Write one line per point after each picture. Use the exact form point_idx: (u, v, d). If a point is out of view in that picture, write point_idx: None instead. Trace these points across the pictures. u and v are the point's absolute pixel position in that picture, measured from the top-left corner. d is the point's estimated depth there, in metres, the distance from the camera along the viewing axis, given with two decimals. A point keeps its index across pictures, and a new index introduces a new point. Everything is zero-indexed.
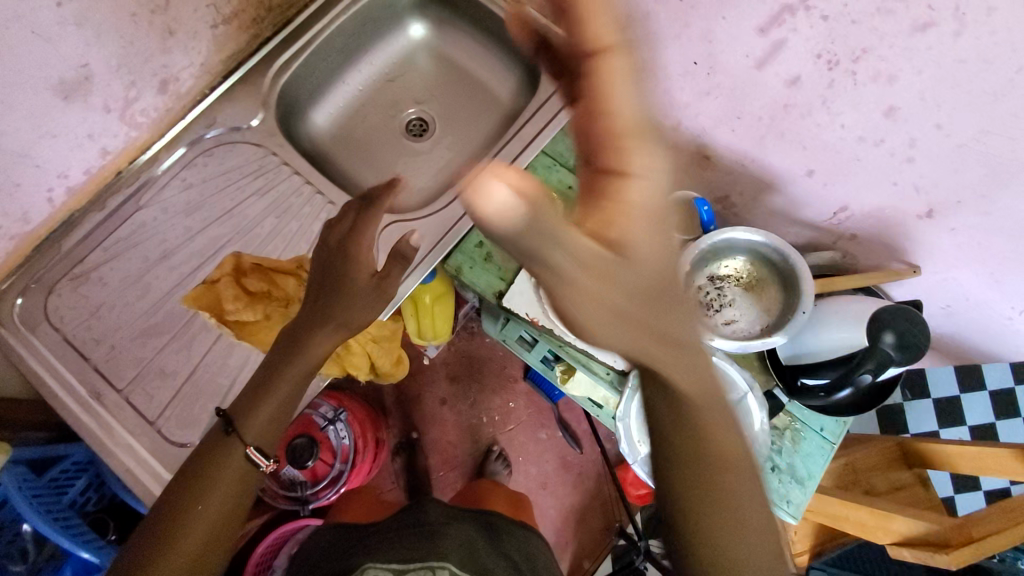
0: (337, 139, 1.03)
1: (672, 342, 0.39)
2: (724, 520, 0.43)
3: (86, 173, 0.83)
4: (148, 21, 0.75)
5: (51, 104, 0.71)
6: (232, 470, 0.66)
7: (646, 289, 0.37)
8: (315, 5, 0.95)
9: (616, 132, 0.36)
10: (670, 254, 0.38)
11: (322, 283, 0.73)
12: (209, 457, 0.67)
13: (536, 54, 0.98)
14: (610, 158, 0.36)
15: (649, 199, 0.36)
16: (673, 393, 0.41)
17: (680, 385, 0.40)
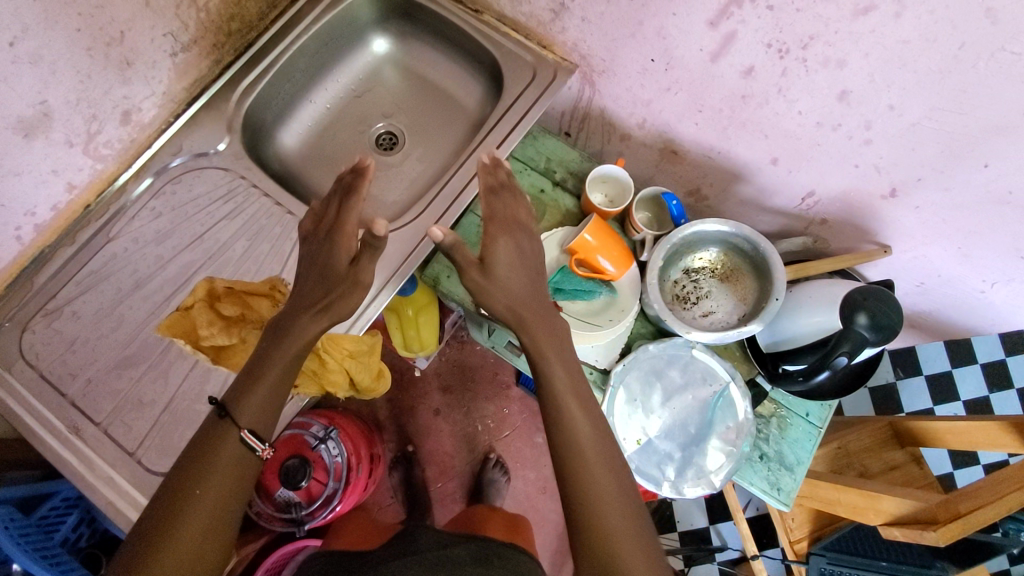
0: (308, 158, 1.04)
1: (540, 312, 0.79)
2: (603, 515, 0.65)
3: (54, 209, 0.83)
4: (104, 54, 0.75)
5: (11, 142, 0.72)
6: (228, 465, 0.64)
7: (524, 282, 0.81)
8: (275, 27, 0.95)
9: (516, 215, 0.85)
10: (524, 269, 0.82)
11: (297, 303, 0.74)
12: (201, 455, 0.65)
13: (498, 60, 0.99)
14: (513, 224, 0.84)
15: (524, 247, 0.84)
16: (537, 336, 0.78)
17: (540, 331, 0.78)
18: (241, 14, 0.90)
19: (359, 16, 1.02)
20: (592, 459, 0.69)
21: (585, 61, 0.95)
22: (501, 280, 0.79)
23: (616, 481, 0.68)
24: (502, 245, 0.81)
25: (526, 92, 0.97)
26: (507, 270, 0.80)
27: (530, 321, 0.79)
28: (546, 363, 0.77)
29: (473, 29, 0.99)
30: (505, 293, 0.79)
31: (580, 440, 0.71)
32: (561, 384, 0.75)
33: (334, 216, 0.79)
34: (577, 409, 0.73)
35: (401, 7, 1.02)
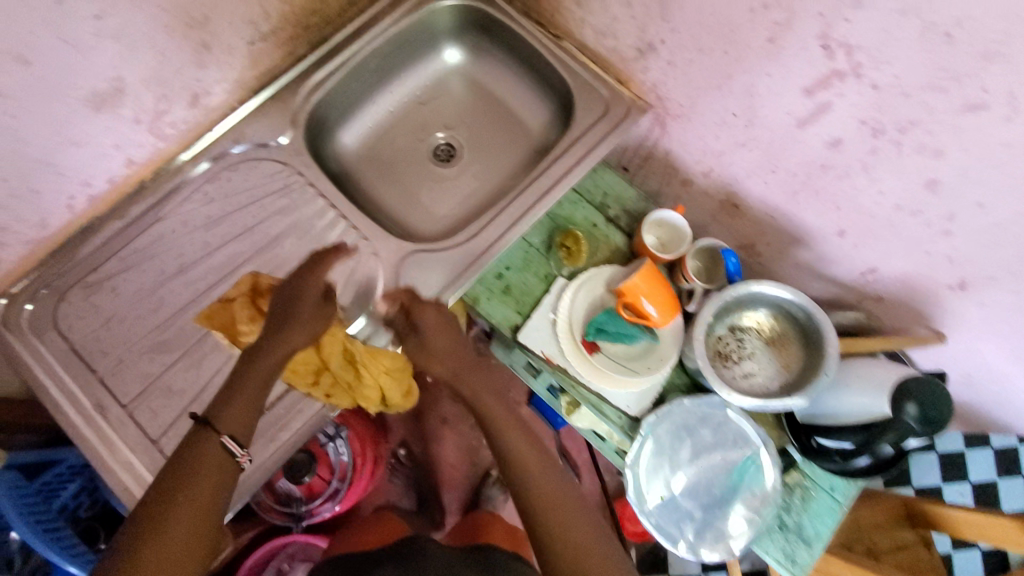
0: (365, 160, 1.02)
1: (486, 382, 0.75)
2: None
3: (109, 181, 0.81)
4: (186, 36, 0.73)
5: (79, 113, 0.70)
6: (214, 465, 0.62)
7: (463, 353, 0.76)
8: (353, 25, 0.94)
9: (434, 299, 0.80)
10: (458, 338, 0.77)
11: None
12: (192, 454, 0.62)
13: (572, 90, 0.97)
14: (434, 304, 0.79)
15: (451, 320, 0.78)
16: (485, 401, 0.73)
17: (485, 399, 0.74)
18: (323, 10, 0.89)
19: (437, 25, 1.00)
20: (570, 513, 0.67)
21: (661, 103, 0.93)
22: (437, 355, 0.74)
23: (592, 540, 0.66)
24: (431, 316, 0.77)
25: (595, 127, 0.95)
26: (445, 346, 0.75)
27: (479, 389, 0.74)
28: (504, 431, 0.72)
29: (551, 54, 0.97)
30: (441, 367, 0.74)
31: (544, 492, 0.68)
32: (495, 419, 0.73)
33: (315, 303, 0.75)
34: (524, 444, 0.71)
35: (481, 21, 1.01)
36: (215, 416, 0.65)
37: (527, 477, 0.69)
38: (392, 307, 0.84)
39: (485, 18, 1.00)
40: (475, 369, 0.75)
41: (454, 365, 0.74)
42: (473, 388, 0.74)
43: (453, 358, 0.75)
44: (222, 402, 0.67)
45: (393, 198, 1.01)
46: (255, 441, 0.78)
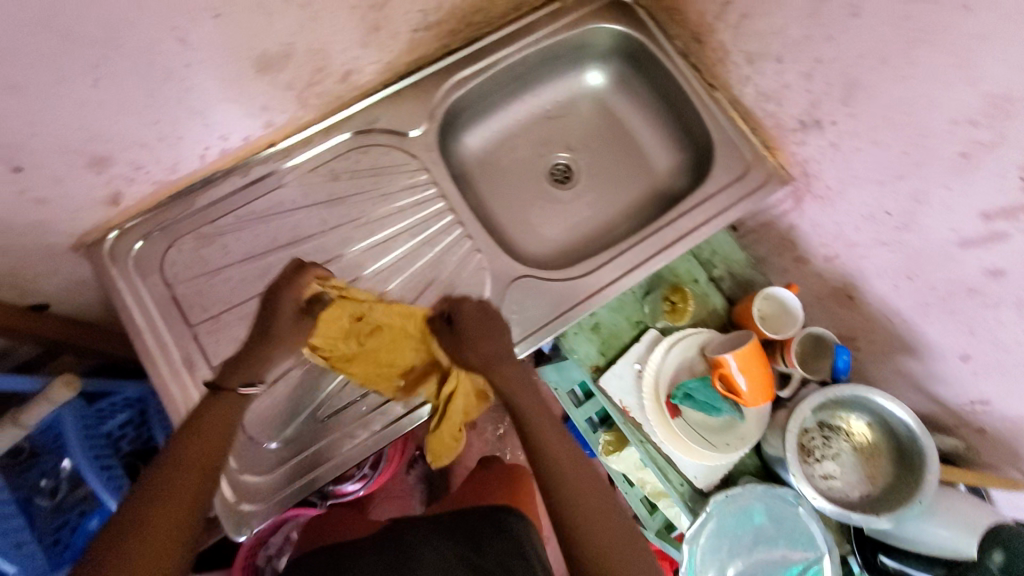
0: (483, 164, 0.99)
1: (518, 367, 0.76)
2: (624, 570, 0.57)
3: (244, 139, 0.79)
4: (363, 15, 0.71)
5: (245, 72, 0.68)
6: (220, 424, 0.64)
7: (499, 340, 0.76)
8: (508, 29, 0.92)
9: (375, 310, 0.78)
10: (488, 338, 0.76)
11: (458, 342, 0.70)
12: (205, 416, 0.64)
13: (713, 143, 0.93)
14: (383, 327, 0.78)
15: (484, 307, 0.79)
16: (507, 385, 0.74)
17: (504, 381, 0.74)
18: (487, 10, 0.86)
19: (589, 45, 0.98)
20: (593, 507, 0.62)
21: (805, 178, 0.90)
22: (478, 340, 0.76)
23: (620, 527, 0.61)
24: (464, 311, 0.78)
25: (731, 187, 0.91)
26: (478, 334, 0.76)
27: (506, 373, 0.74)
28: (535, 429, 0.70)
29: (700, 102, 0.93)
30: (469, 353, 0.76)
31: (568, 479, 0.65)
32: (530, 416, 0.72)
33: (292, 318, 0.72)
34: (552, 439, 0.69)
35: (633, 52, 0.97)
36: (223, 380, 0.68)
37: (550, 458, 0.67)
38: None
39: (639, 50, 0.96)
40: (505, 363, 0.75)
41: (488, 349, 0.75)
42: (506, 369, 0.74)
43: (485, 344, 0.76)
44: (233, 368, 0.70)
45: (503, 209, 0.98)
46: (332, 433, 0.76)
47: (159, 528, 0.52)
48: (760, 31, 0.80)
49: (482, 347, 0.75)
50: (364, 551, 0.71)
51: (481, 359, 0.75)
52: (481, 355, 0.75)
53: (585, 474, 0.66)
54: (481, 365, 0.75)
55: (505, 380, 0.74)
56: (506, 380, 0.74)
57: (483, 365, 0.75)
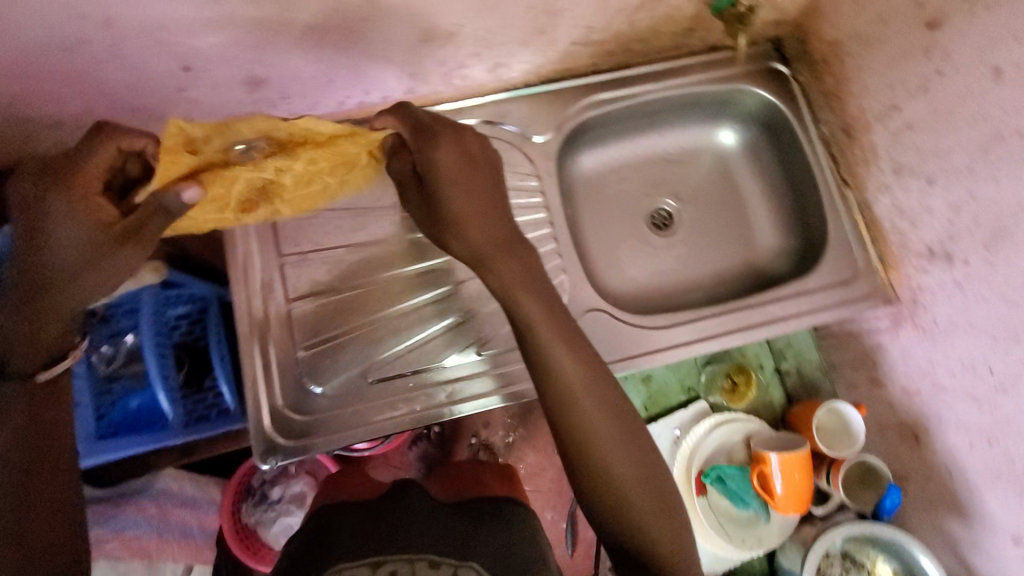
0: (589, 186, 0.99)
1: (518, 253, 0.64)
2: (637, 514, 0.59)
3: (382, 98, 0.81)
4: (535, 17, 0.72)
5: (411, 39, 0.70)
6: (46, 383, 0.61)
7: (494, 207, 0.64)
8: (660, 65, 0.91)
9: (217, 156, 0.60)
10: (484, 206, 0.64)
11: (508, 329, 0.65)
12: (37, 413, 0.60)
13: (827, 239, 0.90)
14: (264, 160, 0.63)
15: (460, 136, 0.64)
16: (501, 275, 0.63)
17: (506, 270, 0.63)
18: (648, 43, 0.86)
19: (733, 103, 0.95)
20: (612, 447, 0.60)
21: (913, 305, 0.85)
22: (465, 203, 0.63)
23: (640, 469, 0.60)
24: (443, 154, 0.62)
25: (830, 287, 0.88)
26: (467, 195, 0.63)
27: (499, 258, 0.63)
28: (540, 344, 0.62)
29: (828, 194, 0.90)
30: (465, 230, 0.63)
31: (583, 413, 0.60)
32: (538, 323, 0.62)
33: (94, 238, 0.58)
34: (565, 355, 0.62)
35: (776, 125, 0.95)
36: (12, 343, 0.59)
37: (556, 375, 0.61)
38: None
39: (782, 124, 0.94)
40: (507, 258, 0.63)
41: (483, 217, 0.63)
42: (496, 252, 0.63)
43: (473, 208, 0.63)
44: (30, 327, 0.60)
45: (593, 235, 0.97)
46: (374, 400, 0.78)
47: (37, 527, 0.56)
48: (920, 145, 0.77)
49: (473, 227, 0.63)
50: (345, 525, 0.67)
51: (477, 241, 0.63)
52: (472, 238, 0.63)
53: (610, 425, 0.61)
54: (484, 249, 0.63)
55: (504, 273, 0.63)
56: (508, 257, 0.64)
57: (488, 257, 0.63)
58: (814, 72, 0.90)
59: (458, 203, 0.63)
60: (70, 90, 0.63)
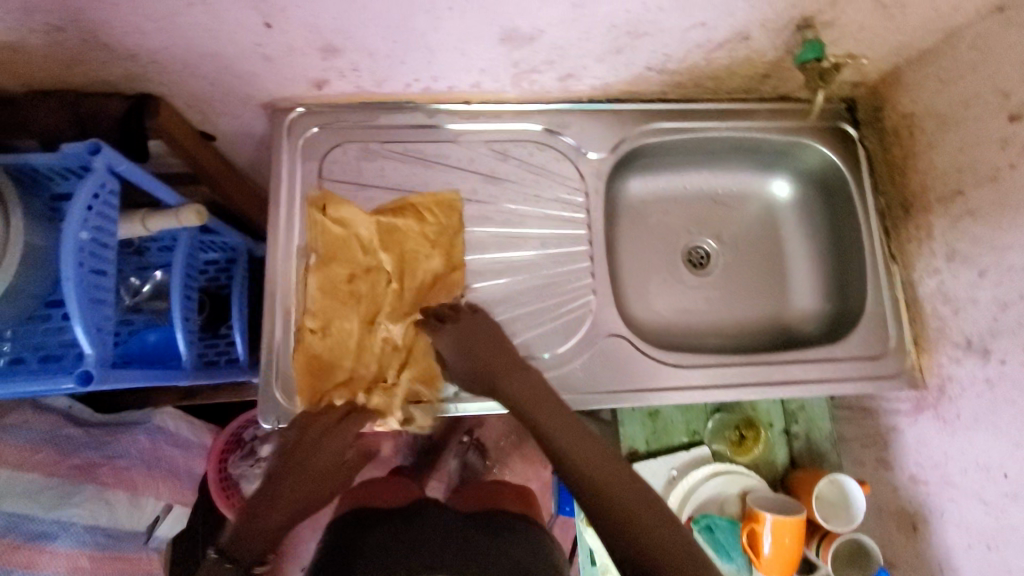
0: (632, 212, 0.98)
1: (515, 374, 0.75)
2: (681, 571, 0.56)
3: (448, 88, 0.81)
4: (616, 35, 0.71)
5: (490, 36, 0.70)
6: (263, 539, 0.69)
7: (487, 337, 0.77)
8: (728, 106, 0.90)
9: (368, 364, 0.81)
10: (489, 337, 0.77)
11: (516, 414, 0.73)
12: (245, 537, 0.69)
13: (864, 311, 0.88)
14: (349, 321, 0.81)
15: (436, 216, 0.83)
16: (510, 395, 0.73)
17: (509, 395, 0.73)
18: (721, 81, 0.84)
19: (793, 157, 0.94)
20: (632, 504, 0.62)
21: (939, 394, 0.83)
22: (481, 359, 0.76)
23: (671, 526, 0.61)
24: (449, 329, 0.78)
25: (858, 361, 0.85)
26: (479, 347, 0.76)
27: (506, 390, 0.74)
28: (547, 433, 0.69)
29: (873, 267, 0.88)
30: (487, 382, 0.75)
31: (595, 475, 0.65)
32: (540, 422, 0.70)
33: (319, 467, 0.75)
34: (571, 442, 0.68)
35: (833, 186, 0.92)
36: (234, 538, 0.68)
37: (563, 450, 0.67)
38: (565, 368, 0.80)
39: (839, 187, 0.92)
40: (509, 381, 0.74)
41: (488, 360, 0.76)
42: (508, 389, 0.74)
43: (483, 352, 0.76)
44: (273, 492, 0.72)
45: (626, 261, 0.96)
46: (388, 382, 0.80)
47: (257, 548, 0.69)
48: (979, 236, 0.75)
49: (488, 374, 0.75)
50: (371, 527, 0.69)
51: (498, 393, 0.74)
52: (495, 389, 0.75)
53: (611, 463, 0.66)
54: (493, 382, 0.75)
55: (510, 389, 0.74)
56: (513, 391, 0.73)
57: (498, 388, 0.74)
58: (883, 140, 0.88)
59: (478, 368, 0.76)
60: (154, 27, 0.64)
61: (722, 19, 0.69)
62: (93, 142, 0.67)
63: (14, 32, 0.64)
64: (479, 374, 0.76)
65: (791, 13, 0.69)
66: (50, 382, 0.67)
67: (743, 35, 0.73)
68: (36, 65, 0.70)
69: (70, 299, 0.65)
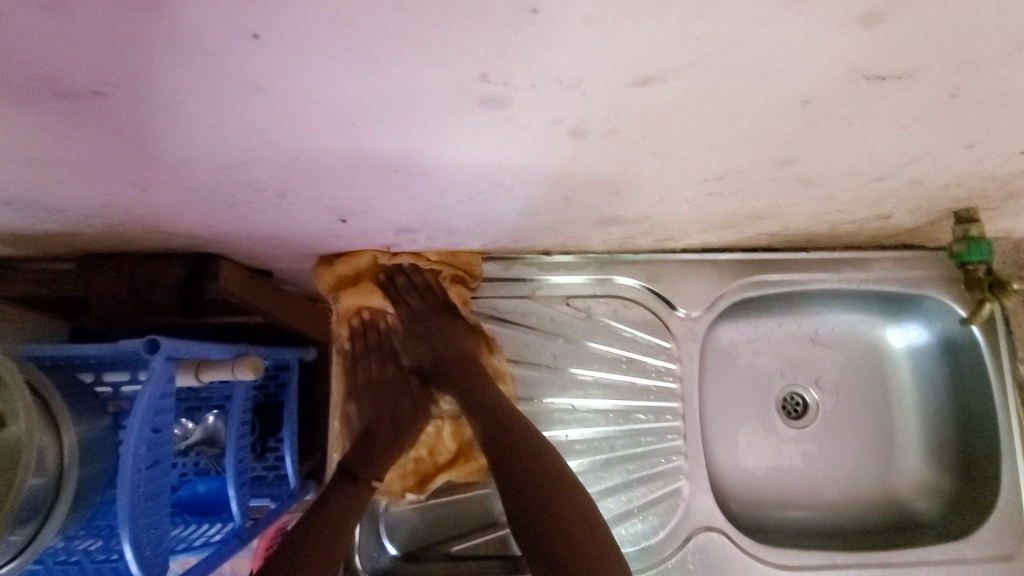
0: (721, 353, 0.88)
1: (463, 346, 0.75)
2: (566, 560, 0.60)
3: (528, 246, 0.73)
4: (734, 217, 0.61)
5: (588, 221, 0.61)
6: (347, 501, 0.68)
7: (454, 319, 0.76)
8: (842, 256, 0.79)
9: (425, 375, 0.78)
10: (460, 326, 0.76)
11: (499, 415, 0.69)
12: (337, 499, 0.68)
13: (994, 501, 0.77)
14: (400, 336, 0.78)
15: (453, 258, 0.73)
16: (464, 373, 0.73)
17: (462, 371, 0.73)
18: (841, 238, 0.73)
19: (913, 309, 0.83)
20: (545, 488, 0.64)
21: None
22: (439, 339, 0.75)
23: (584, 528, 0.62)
24: (445, 325, 0.75)
25: (984, 564, 0.75)
26: (440, 329, 0.75)
27: (455, 361, 0.74)
28: (482, 392, 0.71)
29: (1008, 451, 0.76)
30: (448, 359, 0.74)
31: (518, 443, 0.67)
32: (475, 386, 0.71)
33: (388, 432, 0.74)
34: (499, 401, 0.70)
35: (959, 346, 0.81)
36: (353, 469, 0.70)
37: (490, 410, 0.69)
38: (656, 569, 0.72)
39: (967, 354, 0.80)
40: (459, 350, 0.74)
41: (444, 338, 0.75)
42: (459, 362, 0.74)
43: (440, 329, 0.75)
44: (364, 454, 0.72)
45: (713, 412, 0.87)
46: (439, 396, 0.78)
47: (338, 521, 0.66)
48: None
49: (447, 353, 0.75)
50: None
51: (453, 370, 0.74)
52: (449, 364, 0.74)
53: (553, 469, 0.65)
54: (455, 364, 0.74)
55: (457, 364, 0.74)
56: (461, 365, 0.74)
57: (456, 368, 0.73)
58: None
59: (436, 348, 0.75)
60: (214, 222, 0.57)
61: (864, 207, 0.59)
62: (149, 338, 0.62)
63: (64, 227, 0.57)
64: (443, 356, 0.75)
65: (952, 206, 0.58)
66: None
67: (885, 216, 0.62)
68: (89, 241, 0.64)
69: (121, 516, 0.58)
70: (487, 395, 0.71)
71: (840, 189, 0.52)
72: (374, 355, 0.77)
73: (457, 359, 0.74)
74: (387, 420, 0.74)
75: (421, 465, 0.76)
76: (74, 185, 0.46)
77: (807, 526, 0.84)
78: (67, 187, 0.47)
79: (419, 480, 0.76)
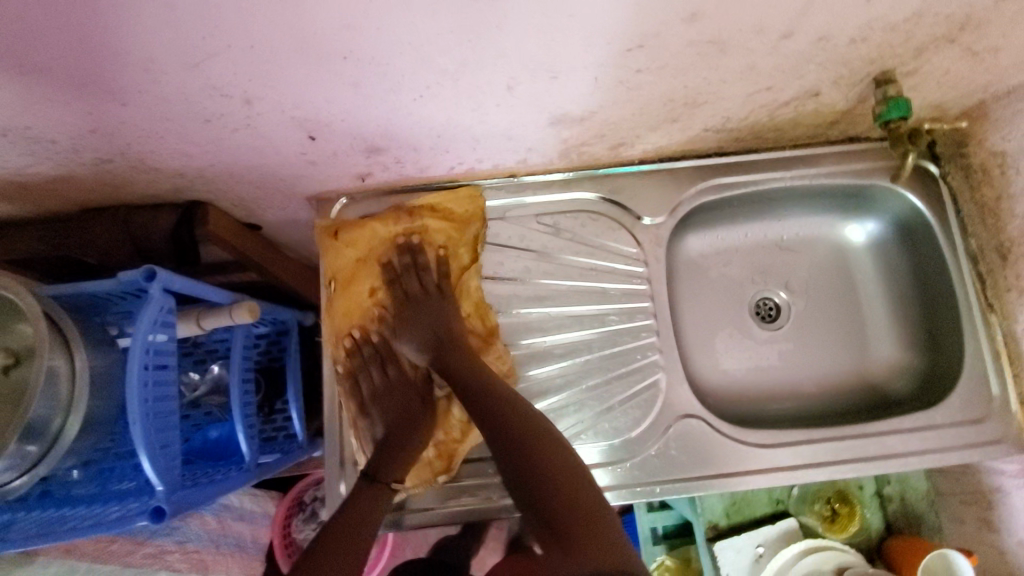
0: (693, 266, 0.91)
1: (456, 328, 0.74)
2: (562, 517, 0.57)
3: (493, 166, 0.77)
4: (673, 107, 0.66)
5: (538, 121, 0.66)
6: (369, 505, 0.68)
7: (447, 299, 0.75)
8: (791, 153, 0.84)
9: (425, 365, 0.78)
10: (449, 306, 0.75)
11: (491, 392, 0.68)
12: (359, 502, 0.68)
13: (961, 370, 0.80)
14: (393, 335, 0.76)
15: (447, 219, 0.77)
16: (458, 355, 0.72)
17: (456, 352, 0.72)
18: (785, 132, 0.78)
19: (870, 201, 0.87)
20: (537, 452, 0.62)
21: None
22: (431, 325, 0.74)
23: (578, 484, 0.60)
24: (436, 309, 0.74)
25: (957, 428, 0.78)
26: (433, 316, 0.74)
27: (450, 344, 0.73)
28: (473, 374, 0.70)
29: (969, 322, 0.80)
30: (444, 344, 0.73)
31: (511, 414, 0.66)
32: (468, 369, 0.71)
33: (400, 427, 0.74)
34: (491, 383, 0.69)
35: (913, 229, 0.85)
36: (372, 472, 0.70)
37: (483, 391, 0.68)
38: (640, 457, 0.76)
39: (920, 233, 0.84)
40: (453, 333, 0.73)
41: (438, 322, 0.74)
42: (455, 345, 0.73)
43: (433, 317, 0.74)
44: (379, 458, 0.71)
45: (689, 319, 0.90)
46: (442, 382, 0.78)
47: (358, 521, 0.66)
48: None
49: (440, 339, 0.73)
50: None
51: (449, 355, 0.72)
52: (444, 349, 0.72)
53: (544, 433, 0.64)
54: (450, 348, 0.72)
55: (450, 348, 0.72)
56: (455, 348, 0.72)
57: (451, 351, 0.72)
58: (970, 179, 0.80)
59: (429, 335, 0.73)
60: (197, 150, 0.62)
61: (790, 81, 0.63)
62: (148, 268, 0.66)
63: (64, 167, 0.63)
64: (436, 342, 0.73)
65: (870, 69, 0.62)
66: (120, 511, 0.66)
67: (813, 92, 0.67)
68: (87, 190, 0.70)
69: (135, 427, 0.64)
70: (479, 380, 0.69)
71: (757, 55, 0.56)
72: (371, 365, 0.76)
73: (450, 344, 0.73)
74: (397, 417, 0.75)
75: (444, 446, 0.76)
76: (63, 105, 0.52)
77: (789, 419, 0.87)
78: (54, 109, 0.52)
79: (446, 461, 0.76)
